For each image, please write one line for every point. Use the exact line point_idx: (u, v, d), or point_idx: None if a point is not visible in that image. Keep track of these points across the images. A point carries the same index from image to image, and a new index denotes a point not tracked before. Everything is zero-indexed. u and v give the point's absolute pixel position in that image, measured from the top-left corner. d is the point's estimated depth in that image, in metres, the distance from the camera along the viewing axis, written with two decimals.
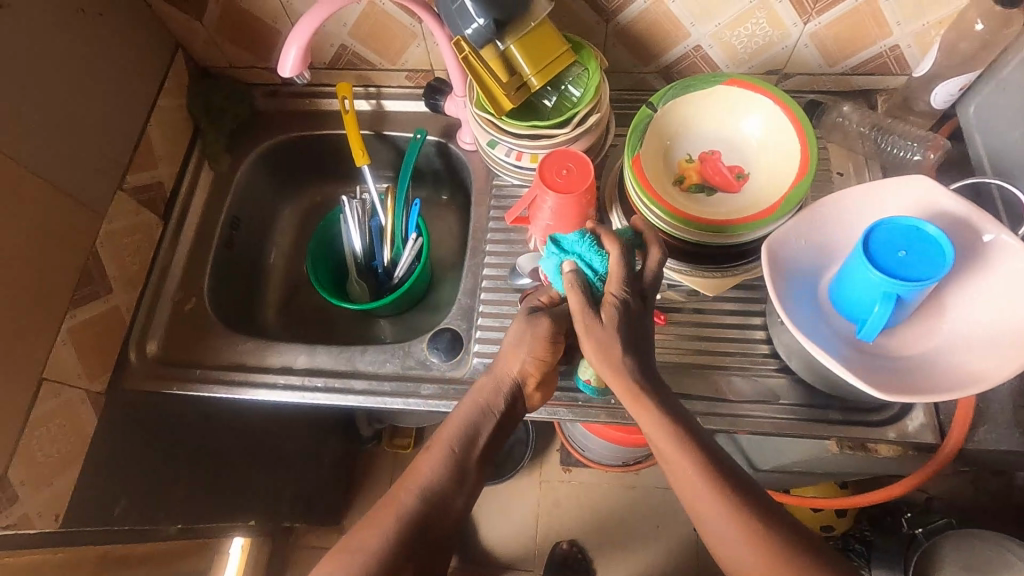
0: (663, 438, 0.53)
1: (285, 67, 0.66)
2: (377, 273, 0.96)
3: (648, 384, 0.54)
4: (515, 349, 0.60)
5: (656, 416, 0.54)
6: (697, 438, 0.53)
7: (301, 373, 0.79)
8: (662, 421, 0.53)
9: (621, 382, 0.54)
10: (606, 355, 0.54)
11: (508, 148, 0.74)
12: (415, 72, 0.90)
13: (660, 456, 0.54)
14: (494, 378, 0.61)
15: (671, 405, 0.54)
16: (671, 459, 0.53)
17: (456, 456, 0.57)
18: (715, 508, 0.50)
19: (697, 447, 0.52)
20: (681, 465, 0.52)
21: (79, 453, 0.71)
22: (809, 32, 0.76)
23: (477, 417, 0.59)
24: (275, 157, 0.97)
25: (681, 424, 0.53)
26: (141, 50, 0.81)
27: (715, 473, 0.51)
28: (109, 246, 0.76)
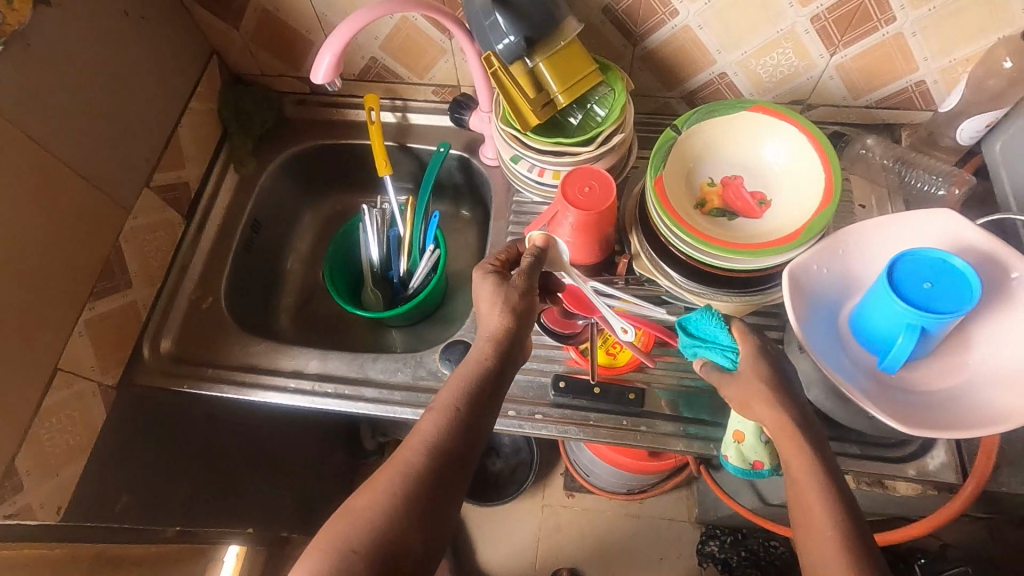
0: (810, 486, 0.50)
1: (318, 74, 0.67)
2: (392, 283, 0.97)
3: (800, 425, 0.54)
4: (488, 306, 0.58)
5: (806, 462, 0.52)
6: (847, 495, 0.50)
7: (312, 378, 0.79)
8: (815, 469, 0.51)
9: (779, 421, 0.54)
10: (762, 390, 0.55)
11: (530, 164, 0.75)
12: (442, 87, 0.91)
13: (796, 511, 0.51)
14: (488, 339, 0.57)
15: (823, 457, 0.52)
16: (810, 511, 0.49)
17: (460, 417, 0.52)
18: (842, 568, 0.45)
19: (841, 500, 0.49)
20: (818, 519, 0.48)
21: (85, 445, 0.71)
22: (835, 64, 0.77)
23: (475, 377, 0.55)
24: (300, 164, 0.99)
25: (830, 477, 0.51)
26: (178, 53, 0.83)
27: (856, 530, 0.47)
28: (133, 241, 0.77)
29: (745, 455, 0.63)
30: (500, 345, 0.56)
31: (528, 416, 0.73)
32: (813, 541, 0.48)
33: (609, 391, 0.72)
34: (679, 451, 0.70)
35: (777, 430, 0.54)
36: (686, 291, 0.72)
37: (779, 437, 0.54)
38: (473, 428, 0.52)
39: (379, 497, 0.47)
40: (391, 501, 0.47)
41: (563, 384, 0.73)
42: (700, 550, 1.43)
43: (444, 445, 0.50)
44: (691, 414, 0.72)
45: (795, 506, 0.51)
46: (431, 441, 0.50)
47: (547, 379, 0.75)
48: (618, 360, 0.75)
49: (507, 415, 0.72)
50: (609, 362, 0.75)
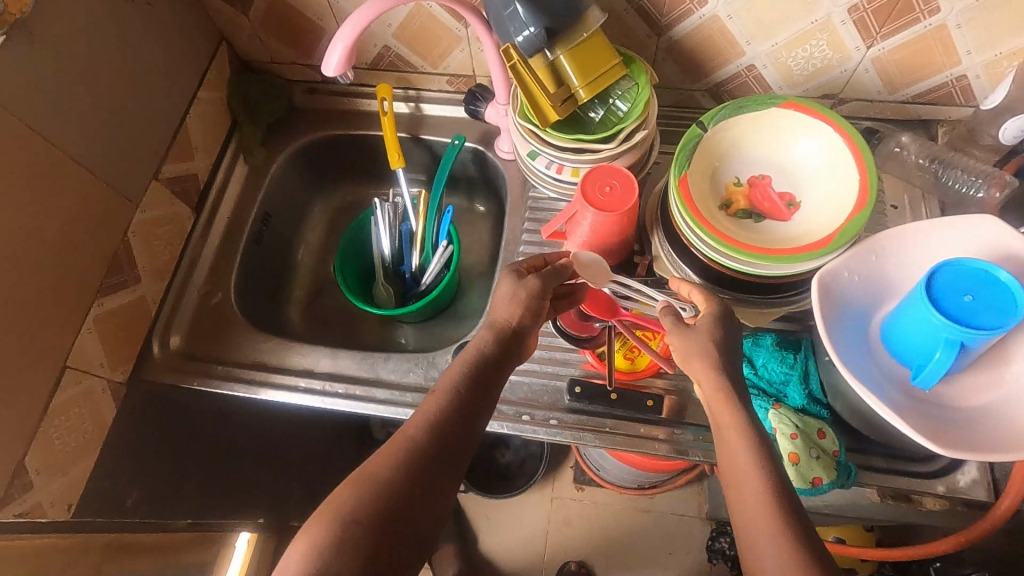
0: (741, 451, 0.50)
1: (331, 57, 0.63)
2: (405, 278, 0.95)
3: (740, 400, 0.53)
4: (504, 304, 0.60)
5: (741, 435, 0.51)
6: (776, 460, 0.50)
7: (322, 378, 0.77)
8: (747, 434, 0.51)
9: (716, 385, 0.54)
10: (702, 355, 0.56)
11: (549, 160, 0.72)
12: (456, 77, 0.88)
13: (727, 475, 0.51)
14: (489, 327, 0.58)
15: (755, 423, 0.52)
16: (740, 482, 0.49)
17: (459, 399, 0.52)
18: (774, 547, 0.45)
19: (769, 465, 0.49)
20: (748, 482, 0.49)
21: (95, 442, 0.71)
22: (872, 57, 0.73)
23: (477, 360, 0.55)
24: (310, 155, 0.97)
25: (761, 441, 0.51)
26: (186, 41, 0.81)
27: (780, 492, 0.48)
28: (141, 236, 0.76)
29: (807, 473, 0.62)
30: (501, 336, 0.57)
31: (543, 422, 0.71)
32: (741, 506, 0.48)
33: (625, 397, 0.70)
34: (698, 460, 0.68)
35: (713, 394, 0.54)
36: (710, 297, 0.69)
37: (715, 402, 0.54)
38: (476, 401, 0.53)
39: (370, 486, 0.45)
40: (385, 478, 0.46)
41: (578, 390, 0.71)
42: (710, 546, 1.43)
43: (438, 421, 0.50)
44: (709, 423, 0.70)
45: (726, 470, 0.51)
46: (436, 416, 0.51)
47: (563, 383, 0.73)
48: (637, 365, 0.72)
49: (521, 420, 0.71)
50: (627, 367, 0.72)
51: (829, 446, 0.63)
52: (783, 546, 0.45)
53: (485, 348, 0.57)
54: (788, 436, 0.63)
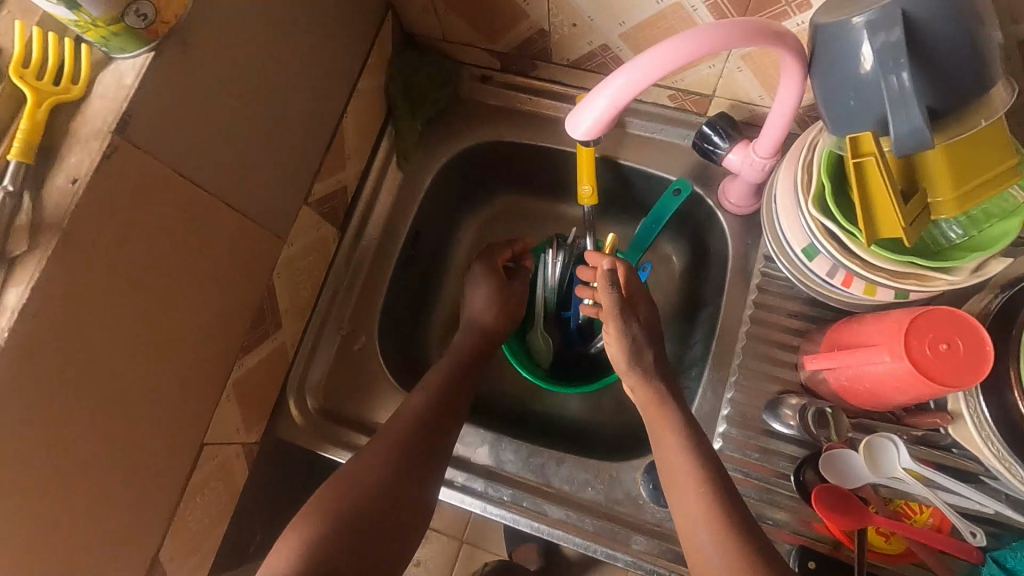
0: (676, 452, 0.56)
1: (640, 66, 0.41)
2: (567, 327, 0.79)
3: (670, 398, 0.59)
4: (484, 306, 0.73)
5: (672, 432, 0.57)
6: (709, 456, 0.55)
7: (480, 472, 0.64)
8: (678, 432, 0.56)
9: (648, 384, 0.60)
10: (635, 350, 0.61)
11: (834, 266, 0.52)
12: (686, 94, 0.66)
13: (666, 477, 0.56)
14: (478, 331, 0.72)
15: (689, 423, 0.57)
16: (677, 479, 0.55)
17: (421, 421, 0.60)
18: (709, 537, 0.51)
19: (705, 468, 0.54)
20: (682, 480, 0.54)
21: (228, 510, 0.62)
22: None
23: (456, 362, 0.68)
24: (472, 159, 0.78)
25: (694, 439, 0.56)
26: (350, 17, 0.62)
27: (716, 491, 0.53)
28: (286, 274, 0.62)
29: None
30: (469, 354, 0.70)
31: None
32: (682, 502, 0.54)
33: None
34: None
35: (646, 399, 0.60)
36: None
37: (649, 403, 0.60)
38: (444, 408, 0.62)
39: (351, 497, 0.55)
40: (351, 503, 0.55)
41: (812, 565, 0.57)
42: None
43: (406, 437, 0.59)
44: None
45: (665, 473, 0.56)
46: (395, 442, 0.59)
47: (787, 548, 0.58)
48: (893, 546, 0.56)
49: None
50: (877, 545, 0.56)
51: None
52: (721, 543, 0.50)
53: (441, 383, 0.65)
54: None
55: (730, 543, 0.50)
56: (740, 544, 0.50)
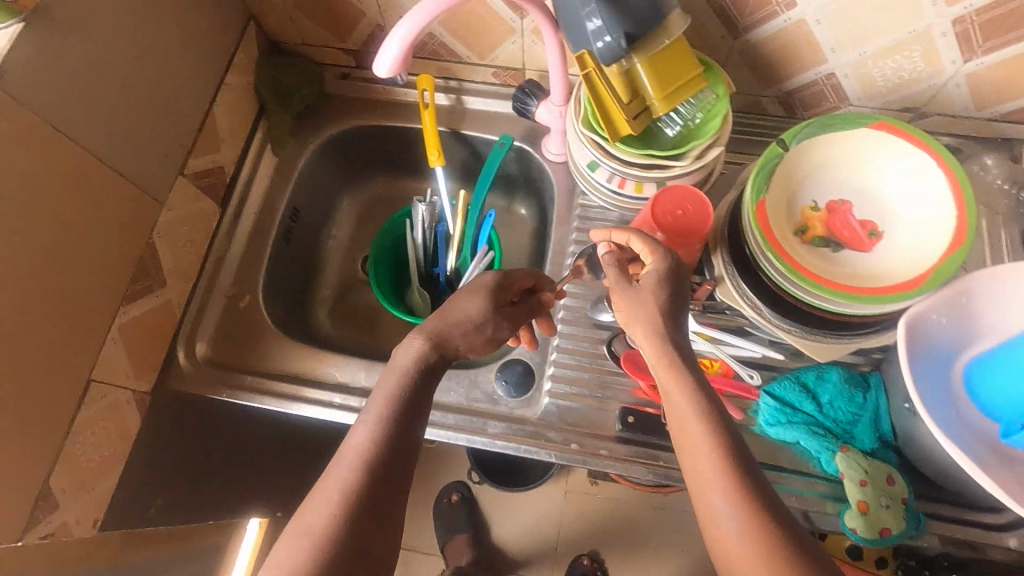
0: (692, 420, 0.48)
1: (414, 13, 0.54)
2: (438, 282, 0.90)
3: (686, 357, 0.51)
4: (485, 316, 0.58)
5: (684, 394, 0.49)
6: (724, 423, 0.48)
7: (359, 394, 0.73)
8: (692, 396, 0.49)
9: (659, 345, 0.51)
10: (647, 308, 0.52)
11: (609, 173, 0.67)
12: (504, 69, 0.81)
13: (682, 446, 0.49)
14: (433, 343, 0.55)
15: (705, 386, 0.50)
16: (688, 438, 0.48)
17: (393, 430, 0.49)
18: (726, 504, 0.45)
19: (722, 436, 0.47)
20: (698, 443, 0.47)
21: (122, 455, 0.67)
22: (967, 72, 0.67)
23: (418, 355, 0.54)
24: (341, 145, 0.90)
25: (712, 405, 0.49)
26: (213, 21, 0.74)
27: (733, 456, 0.46)
28: (167, 235, 0.70)
29: (877, 523, 0.59)
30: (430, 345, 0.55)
31: (592, 451, 0.67)
32: (694, 472, 0.47)
33: None
34: None
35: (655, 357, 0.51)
36: (777, 329, 0.65)
37: (659, 364, 0.51)
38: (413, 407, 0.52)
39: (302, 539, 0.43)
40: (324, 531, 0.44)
41: (630, 420, 0.68)
42: None
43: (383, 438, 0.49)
44: (769, 459, 0.66)
45: (680, 445, 0.49)
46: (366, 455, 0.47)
47: (614, 410, 0.69)
48: None
49: (570, 448, 0.67)
50: None
51: (898, 493, 0.60)
52: (743, 525, 0.43)
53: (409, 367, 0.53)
54: (857, 484, 0.60)
55: (748, 525, 0.43)
56: (762, 523, 0.43)
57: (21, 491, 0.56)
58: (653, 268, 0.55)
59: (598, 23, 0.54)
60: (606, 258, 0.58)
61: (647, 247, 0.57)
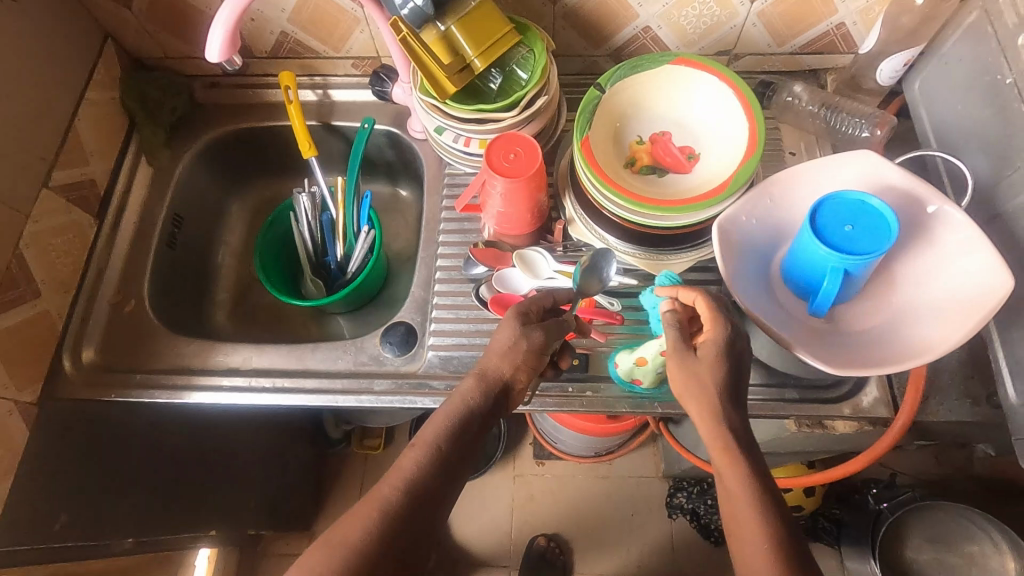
0: (743, 499, 0.48)
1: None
2: (330, 269, 0.93)
3: (740, 436, 0.50)
4: (506, 355, 0.57)
5: (734, 473, 0.49)
6: (775, 500, 0.48)
7: (249, 374, 0.76)
8: (747, 485, 0.48)
9: (710, 429, 0.51)
10: (693, 395, 0.52)
11: (455, 134, 0.72)
12: (361, 59, 0.87)
13: (728, 520, 0.49)
14: (478, 379, 0.57)
15: (755, 463, 0.49)
16: (739, 517, 0.47)
17: (441, 456, 0.51)
18: None
19: (770, 507, 0.47)
20: (746, 527, 0.47)
21: (9, 465, 0.68)
22: (756, 11, 0.76)
23: (465, 416, 0.54)
24: (220, 151, 0.94)
25: (762, 479, 0.49)
26: (64, 40, 0.77)
27: (778, 529, 0.46)
28: (37, 247, 0.72)
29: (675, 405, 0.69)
30: (486, 389, 0.56)
31: None
32: (743, 547, 0.46)
33: None
34: (626, 412, 0.71)
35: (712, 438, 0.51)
36: (625, 255, 0.72)
37: (713, 441, 0.51)
38: (454, 466, 0.52)
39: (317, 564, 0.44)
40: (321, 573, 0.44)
41: None
42: (669, 502, 1.52)
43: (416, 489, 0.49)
44: None
45: (728, 519, 0.49)
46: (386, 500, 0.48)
47: None
48: None
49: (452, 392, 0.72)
50: None
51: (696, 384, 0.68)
52: None
53: (450, 419, 0.54)
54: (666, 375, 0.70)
55: None
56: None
57: None
58: (712, 341, 0.54)
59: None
60: (668, 317, 0.57)
61: (711, 316, 0.55)
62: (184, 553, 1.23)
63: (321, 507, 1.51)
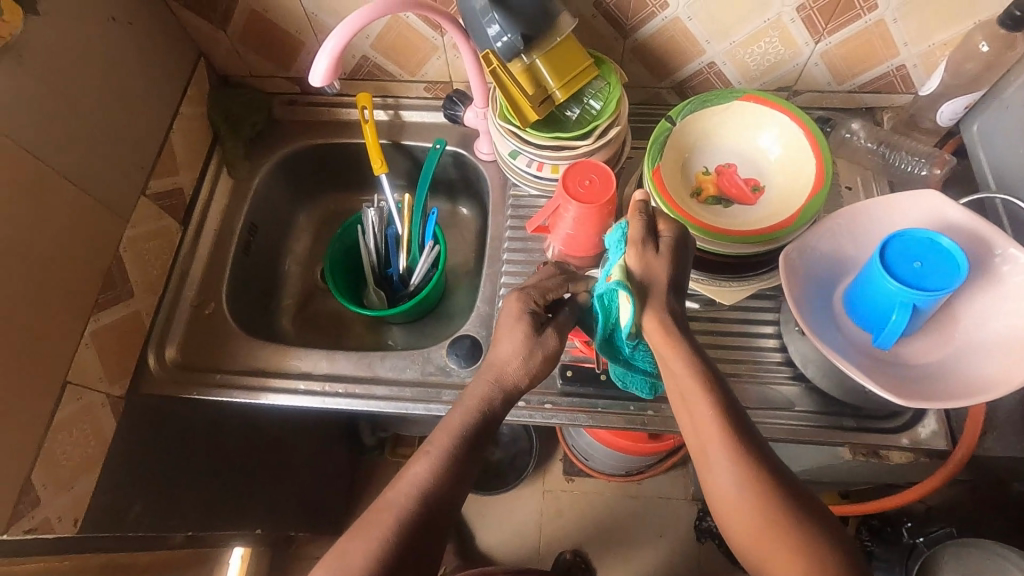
0: (685, 375, 0.54)
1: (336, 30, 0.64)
2: (392, 281, 0.97)
3: (678, 321, 0.56)
4: (508, 352, 0.57)
5: (681, 359, 0.54)
6: (719, 380, 0.54)
7: (321, 379, 0.80)
8: (689, 362, 0.54)
9: (656, 315, 0.55)
10: (645, 287, 0.55)
11: (529, 159, 0.76)
12: (434, 84, 0.91)
13: (680, 397, 0.55)
14: (495, 382, 0.57)
15: (696, 350, 0.55)
16: (691, 400, 0.54)
17: (454, 464, 0.53)
18: (725, 459, 0.51)
19: (716, 389, 0.53)
20: (699, 401, 0.53)
21: (100, 455, 0.71)
22: (819, 52, 0.79)
23: (477, 426, 0.55)
24: (293, 165, 0.99)
25: (702, 361, 0.55)
26: (164, 59, 0.82)
27: (725, 409, 0.53)
28: (133, 250, 0.77)
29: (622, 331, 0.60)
30: (500, 388, 0.57)
31: (538, 406, 0.76)
32: (693, 418, 0.54)
33: (615, 377, 0.76)
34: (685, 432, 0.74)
35: (654, 327, 0.55)
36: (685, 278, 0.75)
37: (655, 330, 0.55)
38: (463, 474, 0.54)
39: None
40: None
41: (570, 373, 0.76)
42: (698, 526, 1.51)
43: None
44: None
45: (676, 394, 0.55)
46: None
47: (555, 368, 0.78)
48: None
49: (518, 406, 0.76)
50: None
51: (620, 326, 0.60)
52: (737, 473, 0.51)
53: (465, 426, 0.55)
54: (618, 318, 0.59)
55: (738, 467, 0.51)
56: (752, 468, 0.51)
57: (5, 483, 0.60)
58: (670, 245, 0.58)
59: (499, 29, 0.65)
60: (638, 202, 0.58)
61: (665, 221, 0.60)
62: (222, 551, 1.25)
63: (353, 512, 1.53)
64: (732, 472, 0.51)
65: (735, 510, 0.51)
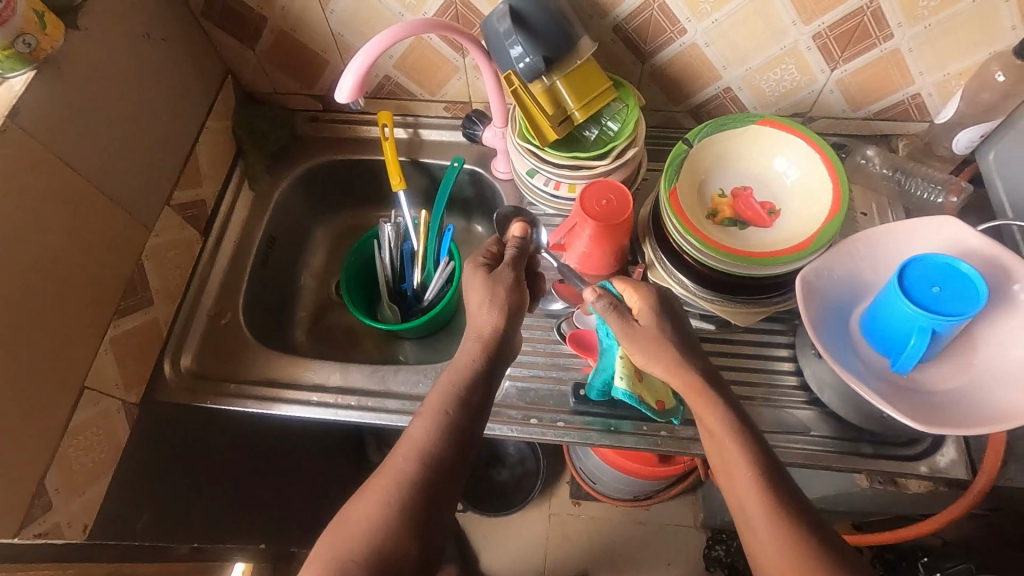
0: (720, 431, 0.55)
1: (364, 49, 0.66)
2: (406, 296, 0.98)
3: (709, 379, 0.58)
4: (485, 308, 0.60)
5: (717, 417, 0.56)
6: (754, 437, 0.55)
7: (334, 392, 0.80)
8: (724, 419, 0.55)
9: (685, 377, 0.58)
10: (660, 347, 0.59)
11: (546, 178, 0.77)
12: (453, 103, 0.93)
13: (716, 453, 0.56)
14: (478, 338, 0.58)
15: (732, 406, 0.57)
16: (726, 457, 0.54)
17: (449, 420, 0.53)
18: (761, 514, 0.51)
19: (750, 445, 0.54)
20: (733, 459, 0.54)
21: (112, 461, 0.71)
22: (835, 79, 0.80)
23: (465, 390, 0.55)
24: (312, 180, 1.00)
25: (737, 416, 0.56)
26: (194, 75, 0.85)
27: (759, 464, 0.53)
28: (155, 259, 0.78)
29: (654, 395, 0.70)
30: (489, 346, 0.58)
31: (551, 424, 0.75)
32: (730, 473, 0.54)
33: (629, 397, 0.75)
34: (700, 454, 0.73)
35: (685, 384, 0.58)
36: (700, 299, 0.74)
37: (689, 391, 0.58)
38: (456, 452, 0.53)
39: None
40: None
41: (583, 392, 0.76)
42: (706, 554, 1.49)
43: None
44: None
45: (714, 452, 0.56)
46: None
47: (568, 387, 0.77)
48: None
49: (530, 423, 0.75)
50: None
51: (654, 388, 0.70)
52: (774, 526, 0.50)
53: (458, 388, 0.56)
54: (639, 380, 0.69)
55: (771, 521, 0.51)
56: (791, 522, 0.50)
57: (19, 486, 0.60)
58: (646, 307, 0.61)
59: (522, 51, 0.66)
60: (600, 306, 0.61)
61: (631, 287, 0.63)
62: None
63: None
64: (769, 527, 0.50)
65: (772, 564, 0.50)
